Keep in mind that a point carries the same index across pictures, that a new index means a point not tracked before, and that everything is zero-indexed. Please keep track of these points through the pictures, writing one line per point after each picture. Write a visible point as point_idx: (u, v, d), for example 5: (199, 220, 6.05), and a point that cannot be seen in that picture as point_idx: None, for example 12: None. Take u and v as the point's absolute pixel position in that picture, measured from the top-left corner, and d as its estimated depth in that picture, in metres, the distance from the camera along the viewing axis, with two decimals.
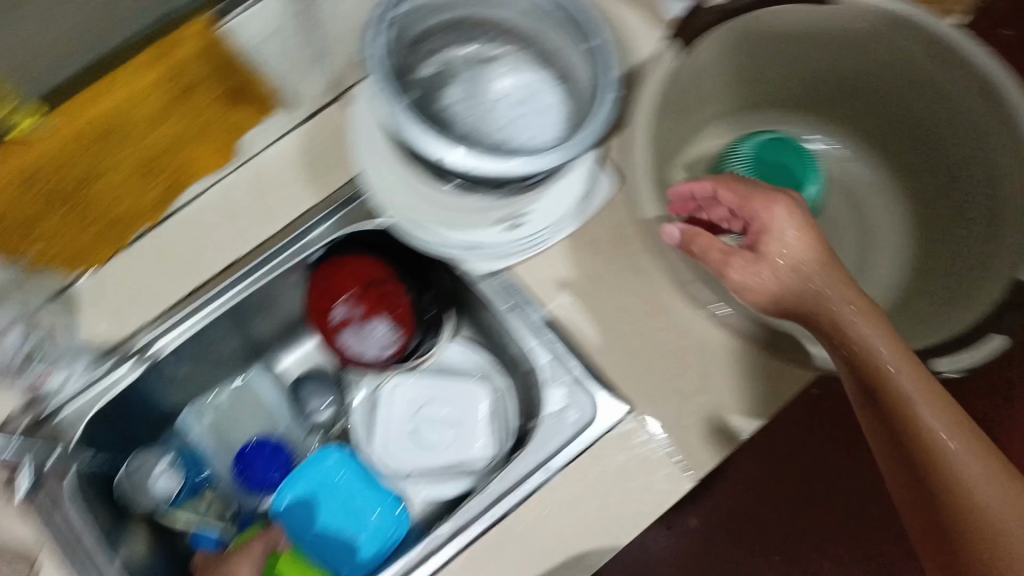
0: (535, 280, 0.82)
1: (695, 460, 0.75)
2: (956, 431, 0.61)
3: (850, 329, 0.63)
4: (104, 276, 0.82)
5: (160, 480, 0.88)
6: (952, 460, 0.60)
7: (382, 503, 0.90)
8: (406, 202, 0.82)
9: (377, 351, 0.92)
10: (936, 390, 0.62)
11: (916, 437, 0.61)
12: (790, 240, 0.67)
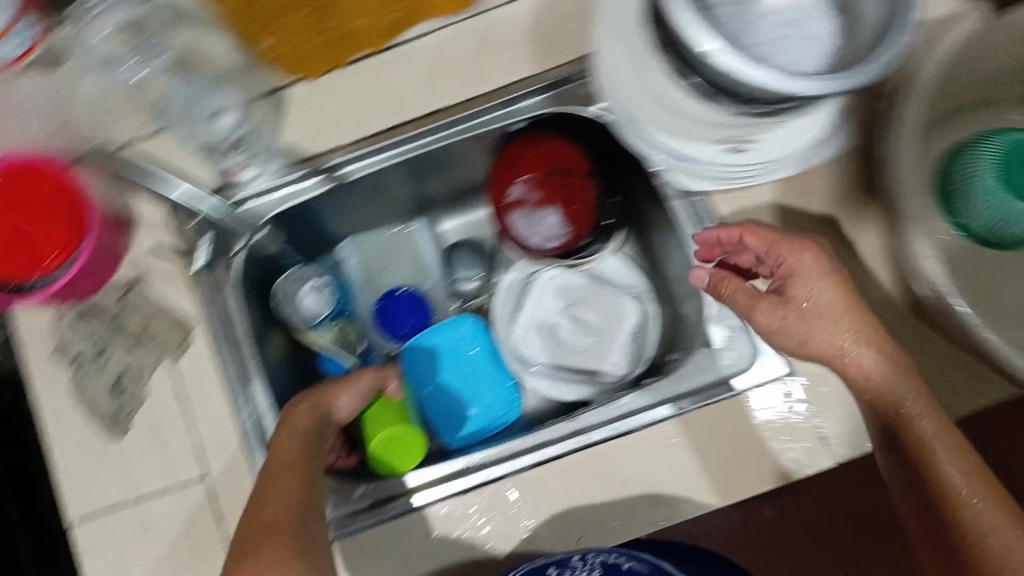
0: (734, 214, 0.78)
1: (842, 442, 0.72)
2: (974, 478, 0.60)
3: (876, 384, 0.65)
4: (317, 88, 0.82)
5: (307, 298, 0.87)
6: (968, 504, 0.59)
7: (501, 385, 0.90)
8: (627, 90, 0.75)
9: (543, 240, 0.90)
10: (957, 441, 0.62)
11: (930, 485, 0.61)
12: (815, 289, 0.68)
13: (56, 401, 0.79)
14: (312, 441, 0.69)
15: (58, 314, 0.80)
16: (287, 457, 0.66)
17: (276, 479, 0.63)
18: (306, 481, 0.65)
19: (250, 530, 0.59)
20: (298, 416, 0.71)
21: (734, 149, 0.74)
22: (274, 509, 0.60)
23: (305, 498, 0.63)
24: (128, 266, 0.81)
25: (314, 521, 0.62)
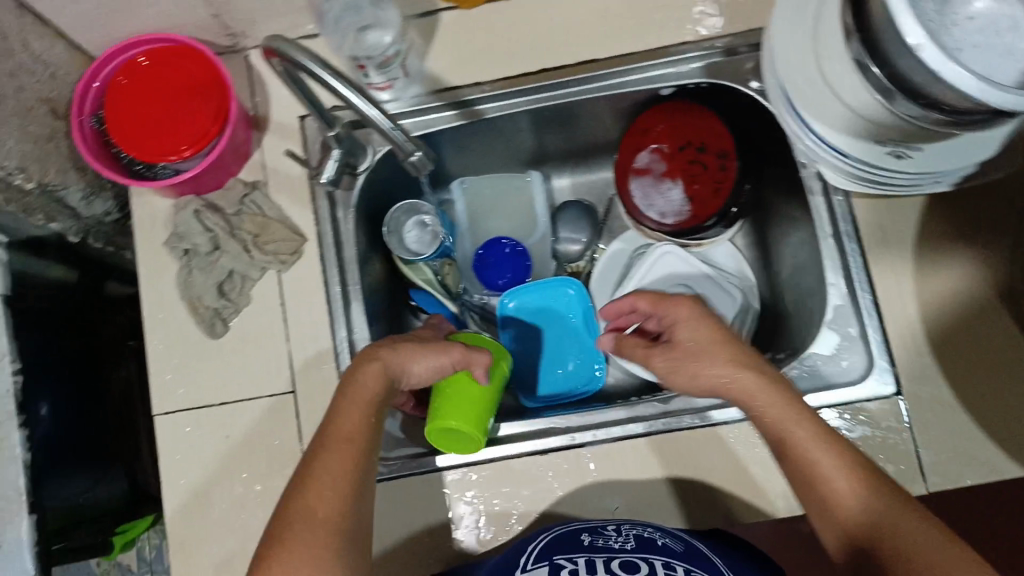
0: (867, 221, 0.76)
1: (938, 474, 0.70)
2: (849, 467, 0.56)
3: (762, 403, 0.62)
4: (470, 18, 0.81)
5: (410, 233, 0.85)
6: (902, 543, 0.50)
7: (590, 356, 0.88)
8: (798, 72, 0.72)
9: (659, 213, 0.86)
10: (835, 437, 0.59)
11: (832, 500, 0.55)
12: (696, 333, 0.68)
13: (162, 288, 0.79)
14: (380, 416, 0.63)
15: (176, 204, 0.79)
16: (350, 436, 0.61)
17: (333, 460, 0.59)
18: (364, 467, 0.60)
19: (292, 522, 0.55)
20: (369, 380, 0.63)
21: (890, 153, 0.71)
22: (321, 504, 0.56)
23: (358, 489, 0.58)
24: (251, 167, 0.80)
25: (363, 516, 0.58)
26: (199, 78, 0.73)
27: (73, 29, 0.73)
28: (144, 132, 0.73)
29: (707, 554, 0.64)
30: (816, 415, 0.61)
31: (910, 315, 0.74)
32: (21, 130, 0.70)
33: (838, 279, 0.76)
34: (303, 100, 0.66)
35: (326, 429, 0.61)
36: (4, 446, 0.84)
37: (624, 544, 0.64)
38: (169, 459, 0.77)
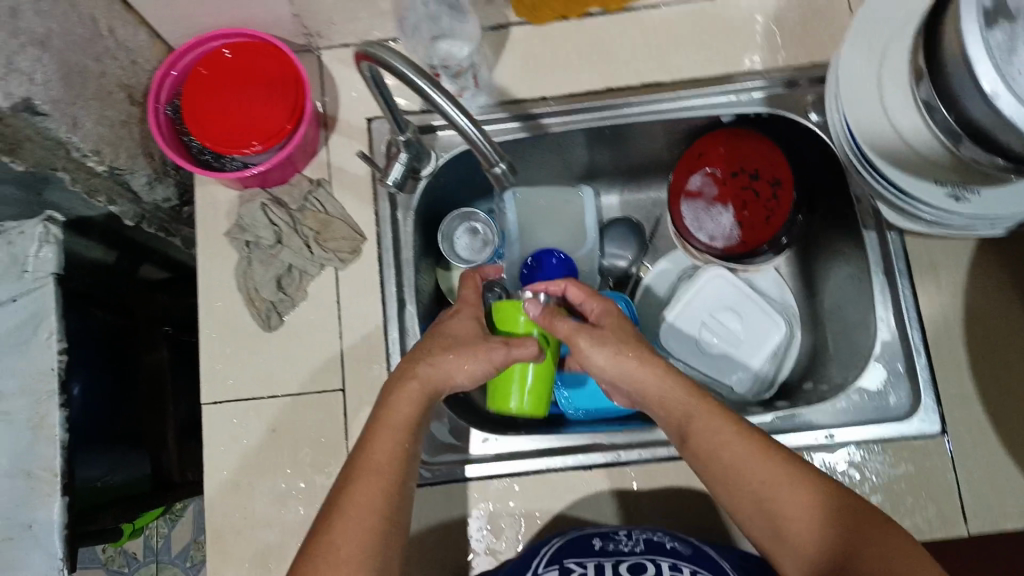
0: (920, 260, 0.78)
1: (979, 515, 0.71)
2: (798, 480, 0.60)
3: (692, 418, 0.64)
4: (540, 35, 0.82)
5: (462, 244, 0.86)
6: (830, 530, 0.58)
7: None
8: (863, 107, 0.73)
9: (708, 236, 0.86)
10: (767, 443, 0.62)
11: (752, 488, 0.61)
12: (614, 320, 0.69)
13: (219, 278, 0.80)
14: (413, 447, 0.62)
15: (241, 196, 0.81)
16: (379, 470, 0.59)
17: (363, 493, 0.58)
18: (392, 502, 0.59)
19: (319, 553, 0.55)
20: (402, 408, 0.62)
21: (949, 195, 0.71)
22: (346, 542, 0.56)
23: (384, 525, 0.58)
24: (316, 165, 0.82)
25: (389, 551, 0.58)
26: (277, 74, 0.75)
27: (155, 19, 0.75)
28: (218, 122, 0.74)
29: (714, 557, 0.65)
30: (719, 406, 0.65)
31: (958, 355, 0.76)
32: (100, 113, 0.72)
33: (888, 313, 0.78)
34: (382, 102, 0.67)
35: (358, 460, 0.60)
36: (45, 423, 0.84)
37: (633, 548, 0.66)
38: (213, 449, 0.77)
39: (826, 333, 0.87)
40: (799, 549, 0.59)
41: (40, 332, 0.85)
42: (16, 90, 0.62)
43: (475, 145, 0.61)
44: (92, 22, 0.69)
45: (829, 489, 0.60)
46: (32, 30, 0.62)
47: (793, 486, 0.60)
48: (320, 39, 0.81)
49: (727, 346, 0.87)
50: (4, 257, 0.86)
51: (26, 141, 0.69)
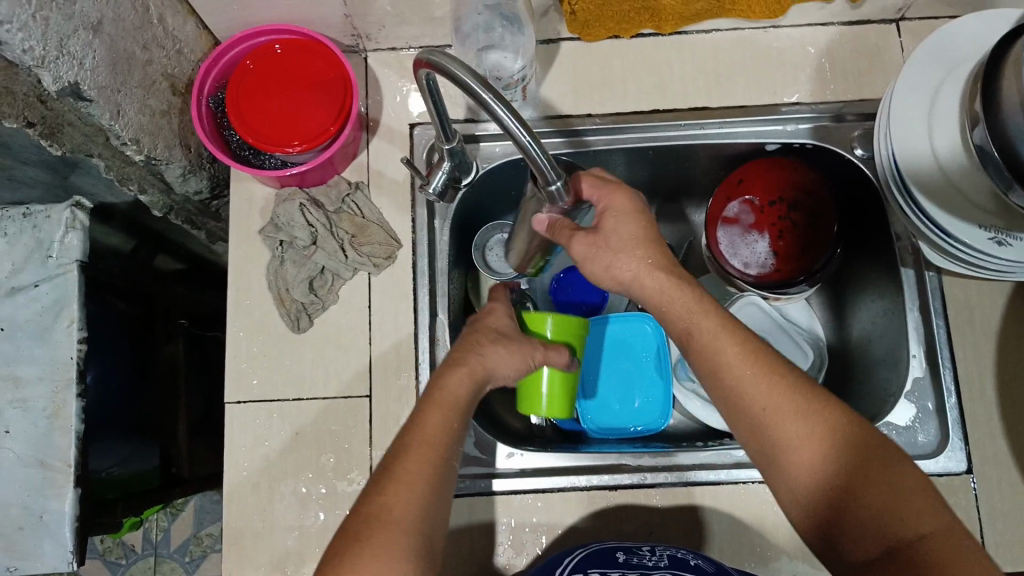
0: (956, 299, 0.78)
1: (1005, 559, 0.71)
2: (800, 407, 0.56)
3: (693, 333, 0.62)
4: (588, 52, 0.83)
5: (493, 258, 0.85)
6: (823, 448, 0.54)
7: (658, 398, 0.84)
8: (910, 142, 0.73)
9: (742, 263, 0.86)
10: (775, 366, 0.58)
11: (747, 401, 0.58)
12: (619, 223, 0.64)
13: (251, 276, 0.79)
14: (463, 422, 0.60)
15: (277, 194, 0.80)
16: (430, 439, 0.58)
17: (414, 462, 0.56)
18: (442, 475, 0.57)
19: (369, 520, 0.53)
20: (454, 387, 0.61)
21: (991, 239, 0.70)
22: (397, 506, 0.54)
23: (434, 493, 0.56)
24: (355, 168, 0.82)
25: (437, 520, 0.55)
26: (329, 75, 0.75)
27: (206, 9, 0.74)
28: (262, 119, 0.73)
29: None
30: (725, 316, 0.62)
31: (988, 396, 0.76)
32: (143, 101, 0.71)
33: (920, 350, 0.77)
34: (434, 110, 0.62)
35: (407, 431, 0.59)
36: (62, 413, 0.83)
37: (657, 562, 0.64)
38: (233, 449, 0.76)
39: (852, 366, 0.86)
40: (793, 478, 0.55)
41: (61, 320, 0.85)
42: (66, 74, 0.60)
43: (533, 161, 0.56)
44: (143, 9, 0.68)
45: (836, 412, 0.55)
46: (87, 13, 0.61)
47: (794, 409, 0.56)
48: (369, 41, 0.81)
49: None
50: (30, 241, 0.86)
51: (68, 125, 0.67)
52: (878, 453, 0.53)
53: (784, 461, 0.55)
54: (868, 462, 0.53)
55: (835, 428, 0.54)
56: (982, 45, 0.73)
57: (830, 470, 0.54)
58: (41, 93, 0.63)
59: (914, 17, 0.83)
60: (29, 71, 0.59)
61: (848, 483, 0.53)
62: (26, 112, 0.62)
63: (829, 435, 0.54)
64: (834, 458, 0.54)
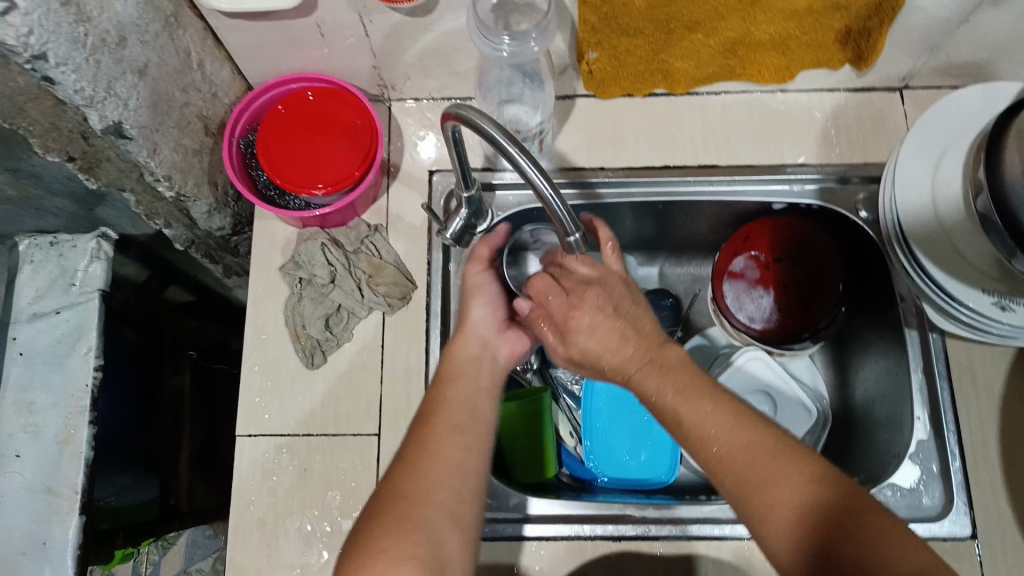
0: (959, 362, 0.80)
1: None
2: (773, 469, 0.55)
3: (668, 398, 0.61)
4: (605, 109, 0.87)
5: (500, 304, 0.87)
6: (803, 499, 0.53)
7: (654, 453, 0.84)
8: (914, 204, 0.76)
9: (747, 317, 0.87)
10: (744, 428, 0.58)
11: (725, 460, 0.57)
12: (589, 339, 0.65)
13: (270, 313, 0.82)
14: (470, 392, 0.66)
15: (299, 233, 0.83)
16: (436, 414, 0.64)
17: (421, 440, 0.62)
18: (455, 445, 0.62)
19: (382, 500, 0.58)
20: (456, 367, 0.69)
21: (994, 304, 0.72)
22: (404, 481, 0.59)
23: (446, 460, 0.60)
24: (375, 211, 0.84)
25: (458, 483, 0.59)
26: (355, 121, 0.79)
27: (242, 56, 0.79)
28: (291, 162, 0.77)
29: None
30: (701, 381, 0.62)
31: (992, 459, 0.77)
32: (178, 140, 0.74)
33: (925, 412, 0.78)
34: (457, 158, 0.65)
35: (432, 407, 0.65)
36: (72, 439, 0.85)
37: None
38: (243, 484, 0.77)
39: (856, 425, 0.87)
40: (776, 536, 0.53)
41: (79, 347, 0.87)
42: (111, 114, 0.65)
43: (554, 213, 0.58)
44: (185, 54, 0.72)
45: (812, 468, 0.55)
46: (133, 57, 0.65)
47: (770, 464, 0.55)
48: (394, 90, 0.85)
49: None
50: (54, 269, 0.88)
51: (106, 161, 0.70)
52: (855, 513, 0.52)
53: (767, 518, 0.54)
54: (847, 522, 0.51)
55: (807, 489, 0.54)
56: (980, 115, 0.76)
57: (805, 532, 0.52)
58: (86, 130, 0.66)
59: (917, 87, 0.87)
60: (77, 109, 0.63)
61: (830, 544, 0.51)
62: (68, 147, 0.66)
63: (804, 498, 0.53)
64: (814, 520, 0.52)
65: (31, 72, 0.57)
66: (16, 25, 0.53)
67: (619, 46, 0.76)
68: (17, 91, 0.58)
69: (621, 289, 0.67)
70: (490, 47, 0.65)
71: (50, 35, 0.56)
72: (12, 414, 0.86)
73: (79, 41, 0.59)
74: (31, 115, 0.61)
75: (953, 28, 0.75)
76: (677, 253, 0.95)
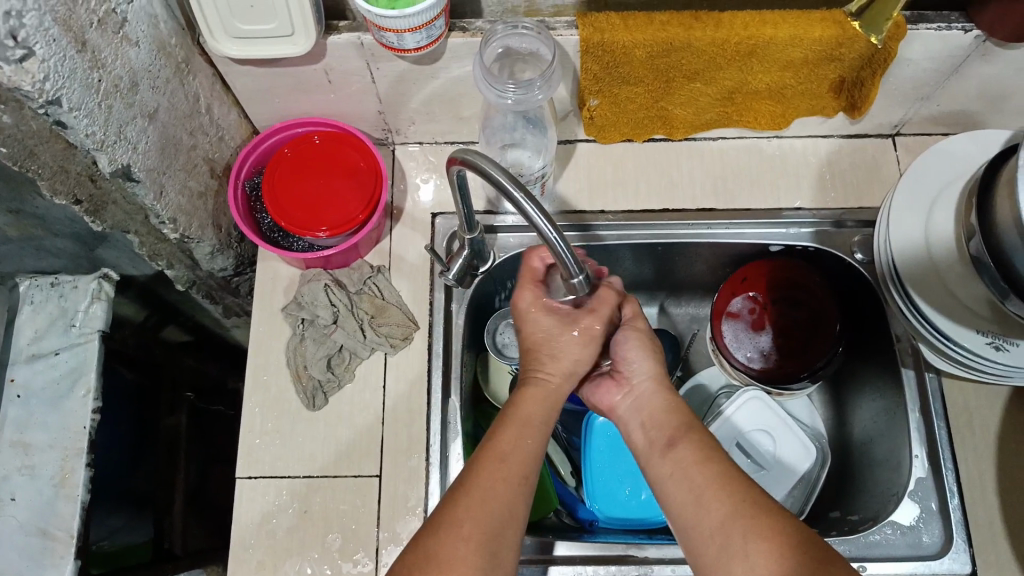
0: (955, 401, 0.81)
1: None
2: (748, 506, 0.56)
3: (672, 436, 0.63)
4: (605, 154, 0.89)
5: (501, 336, 0.86)
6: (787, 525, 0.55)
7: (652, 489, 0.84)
8: (909, 245, 0.77)
9: (746, 357, 0.89)
10: (722, 464, 0.60)
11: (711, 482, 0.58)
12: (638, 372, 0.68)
13: (271, 352, 0.82)
14: (541, 439, 0.63)
15: (302, 274, 0.84)
16: (506, 455, 0.60)
17: (489, 477, 0.58)
18: (520, 495, 0.59)
19: (439, 535, 0.56)
20: (533, 410, 0.63)
21: (989, 343, 0.73)
22: (466, 521, 0.56)
23: (509, 511, 0.58)
24: (377, 252, 0.85)
25: (514, 537, 0.57)
26: (359, 164, 0.80)
27: (249, 101, 0.80)
28: (297, 205, 0.78)
29: None
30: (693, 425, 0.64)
31: (990, 497, 0.77)
32: (184, 182, 0.75)
33: (923, 450, 0.79)
34: (461, 201, 0.65)
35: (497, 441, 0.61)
36: (69, 481, 0.84)
37: None
38: (243, 526, 0.76)
39: (854, 462, 0.87)
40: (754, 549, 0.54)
41: (77, 389, 0.86)
42: (120, 156, 0.65)
43: (559, 255, 0.58)
44: (195, 99, 0.74)
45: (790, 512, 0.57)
46: (145, 103, 0.67)
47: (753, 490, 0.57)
48: (398, 134, 0.86)
49: (756, 470, 0.85)
50: (55, 309, 0.88)
51: (112, 204, 0.71)
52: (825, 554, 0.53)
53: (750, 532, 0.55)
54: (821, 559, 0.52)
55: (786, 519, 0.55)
56: (971, 163, 0.79)
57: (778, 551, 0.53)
58: (93, 172, 0.67)
59: (909, 133, 0.89)
60: (87, 153, 0.64)
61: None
62: (76, 190, 0.66)
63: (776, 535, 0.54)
64: (788, 548, 0.53)
65: (44, 117, 0.58)
66: (32, 72, 0.54)
67: (620, 93, 0.79)
68: (29, 135, 0.59)
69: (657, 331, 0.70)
70: (496, 94, 0.67)
71: (65, 81, 0.57)
72: (8, 456, 0.85)
73: (93, 87, 0.60)
74: (42, 158, 0.61)
75: (946, 77, 0.78)
76: (675, 293, 0.96)
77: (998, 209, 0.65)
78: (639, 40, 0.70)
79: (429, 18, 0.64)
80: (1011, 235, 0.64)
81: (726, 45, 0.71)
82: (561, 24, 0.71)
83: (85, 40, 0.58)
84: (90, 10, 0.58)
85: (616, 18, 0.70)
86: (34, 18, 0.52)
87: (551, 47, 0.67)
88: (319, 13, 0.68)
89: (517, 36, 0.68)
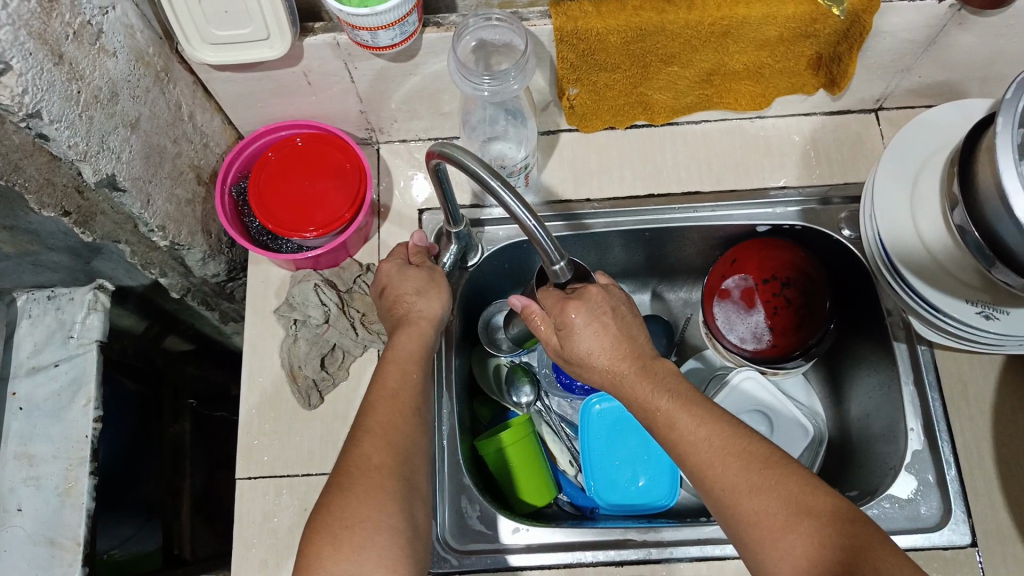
0: (949, 372, 0.80)
1: None
2: (759, 484, 0.57)
3: (658, 411, 0.62)
4: (588, 143, 0.89)
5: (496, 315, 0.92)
6: (784, 470, 0.58)
7: (650, 471, 0.84)
8: (894, 216, 0.77)
9: (739, 337, 0.87)
10: (717, 432, 0.60)
11: (696, 442, 0.60)
12: (598, 360, 0.65)
13: (266, 354, 0.83)
14: (418, 346, 0.68)
15: (293, 275, 0.85)
16: (384, 371, 0.65)
17: (382, 413, 0.62)
18: (415, 426, 0.63)
19: (350, 469, 0.59)
20: (407, 345, 0.67)
21: (978, 313, 0.73)
22: (376, 453, 0.59)
23: (400, 414, 0.62)
24: (366, 250, 0.86)
25: (404, 431, 0.62)
26: (345, 164, 0.81)
27: (232, 108, 0.82)
28: (284, 206, 0.80)
29: None
30: (683, 391, 0.63)
31: (988, 466, 0.77)
32: (170, 191, 0.77)
33: (917, 423, 0.79)
34: (443, 196, 0.65)
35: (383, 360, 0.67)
36: (74, 490, 0.85)
37: None
38: (245, 525, 0.77)
39: (850, 439, 0.87)
40: (745, 504, 0.57)
41: (78, 399, 0.87)
42: (104, 166, 0.66)
43: (539, 243, 0.58)
44: (177, 107, 0.75)
45: (778, 466, 0.58)
46: (126, 112, 0.68)
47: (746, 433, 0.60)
48: (382, 133, 0.88)
49: None
50: (53, 322, 0.89)
51: (100, 214, 0.72)
52: (856, 517, 0.55)
53: (751, 481, 0.57)
54: (829, 516, 0.55)
55: (788, 470, 0.58)
56: (957, 131, 0.78)
57: (776, 503, 0.56)
58: (79, 183, 0.68)
59: (892, 108, 0.90)
60: (71, 164, 0.65)
61: (841, 561, 0.53)
62: (63, 201, 0.67)
63: (796, 509, 0.55)
64: (786, 495, 0.56)
65: (26, 130, 0.59)
66: (11, 86, 0.55)
67: (598, 81, 0.79)
68: (13, 149, 0.60)
69: (597, 315, 0.64)
70: (471, 86, 0.67)
71: (44, 94, 0.58)
72: (12, 468, 0.86)
73: (72, 99, 0.61)
74: (27, 171, 0.62)
75: (924, 49, 0.78)
76: (667, 278, 0.97)
77: (979, 176, 0.65)
78: (612, 26, 0.70)
79: (401, 15, 0.64)
80: (994, 203, 0.63)
81: (699, 26, 0.72)
82: (534, 14, 0.71)
83: (62, 53, 0.59)
84: (66, 23, 0.58)
85: (590, 5, 0.70)
86: (9, 34, 0.53)
87: (524, 37, 0.67)
88: (294, 15, 0.68)
89: (490, 27, 0.68)
